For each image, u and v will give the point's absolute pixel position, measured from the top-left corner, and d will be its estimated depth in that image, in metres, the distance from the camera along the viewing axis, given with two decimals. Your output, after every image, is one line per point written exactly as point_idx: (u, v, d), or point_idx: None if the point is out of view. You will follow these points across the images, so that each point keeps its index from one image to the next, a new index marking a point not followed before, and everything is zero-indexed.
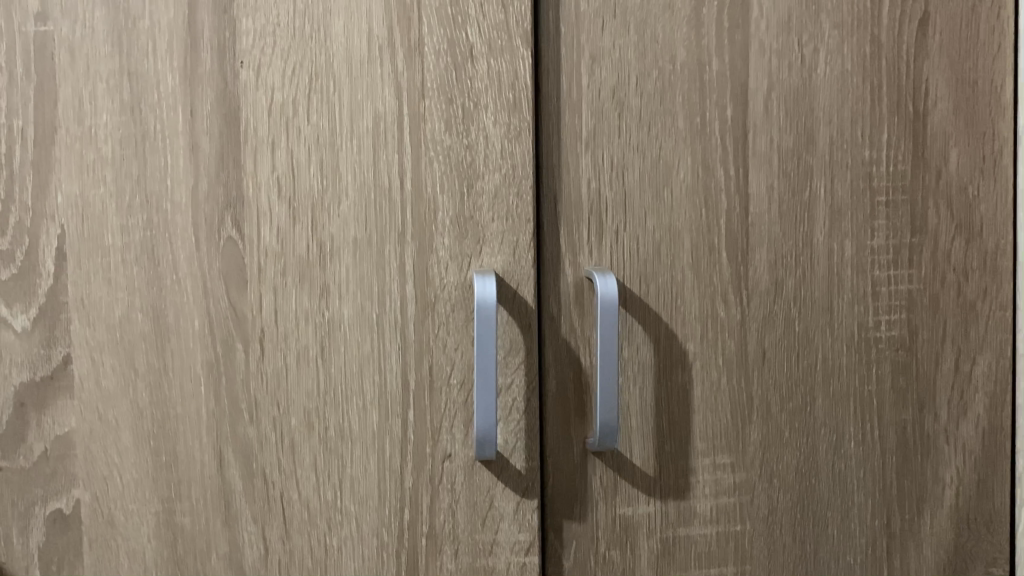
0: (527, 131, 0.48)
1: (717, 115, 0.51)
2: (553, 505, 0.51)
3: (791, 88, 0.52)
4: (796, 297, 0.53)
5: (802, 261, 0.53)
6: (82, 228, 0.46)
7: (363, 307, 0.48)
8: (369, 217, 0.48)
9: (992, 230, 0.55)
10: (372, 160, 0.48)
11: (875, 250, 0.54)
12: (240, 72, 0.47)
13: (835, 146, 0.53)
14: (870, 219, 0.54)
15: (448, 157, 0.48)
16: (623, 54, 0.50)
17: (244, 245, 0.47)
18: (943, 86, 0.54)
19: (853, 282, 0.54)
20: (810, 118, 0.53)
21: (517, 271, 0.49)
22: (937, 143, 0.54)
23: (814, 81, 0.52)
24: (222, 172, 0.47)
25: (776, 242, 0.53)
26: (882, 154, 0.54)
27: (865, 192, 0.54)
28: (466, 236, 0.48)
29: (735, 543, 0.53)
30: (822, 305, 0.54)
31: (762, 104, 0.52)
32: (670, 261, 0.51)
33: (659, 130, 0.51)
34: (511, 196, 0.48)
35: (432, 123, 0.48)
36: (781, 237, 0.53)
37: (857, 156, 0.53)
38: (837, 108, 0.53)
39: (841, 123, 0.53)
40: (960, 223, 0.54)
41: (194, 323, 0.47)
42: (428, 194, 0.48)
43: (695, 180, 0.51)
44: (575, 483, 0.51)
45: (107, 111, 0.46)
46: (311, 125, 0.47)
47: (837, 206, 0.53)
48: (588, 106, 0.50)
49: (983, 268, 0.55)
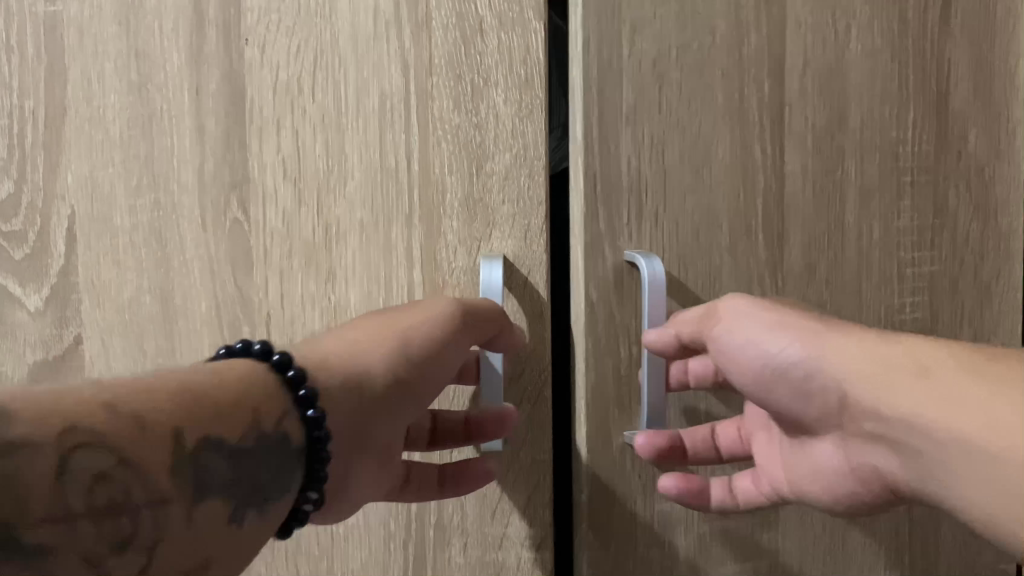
0: (540, 109, 0.46)
1: (756, 91, 0.48)
2: (589, 499, 0.49)
3: (824, 66, 0.48)
4: (829, 283, 0.49)
5: (833, 243, 0.49)
6: (92, 209, 0.46)
7: (370, 292, 0.47)
8: (375, 199, 0.46)
9: (1008, 211, 0.51)
10: (379, 140, 0.46)
11: (901, 231, 0.50)
12: (245, 50, 0.46)
13: (866, 126, 0.49)
14: (896, 200, 0.50)
15: (457, 137, 0.46)
16: (663, 25, 0.47)
17: (250, 226, 0.46)
18: (965, 65, 0.50)
19: (883, 263, 0.50)
20: (842, 96, 0.49)
21: (528, 256, 0.46)
22: (958, 124, 0.50)
23: (848, 58, 0.49)
24: (227, 153, 0.46)
25: (808, 224, 0.49)
26: (908, 134, 0.50)
27: (892, 173, 0.50)
28: (475, 218, 0.46)
29: (769, 534, 0.51)
30: (852, 290, 0.50)
31: (797, 81, 0.48)
32: (708, 246, 0.48)
33: (698, 106, 0.47)
34: (522, 176, 0.46)
35: (440, 101, 0.46)
36: (813, 219, 0.49)
37: (885, 135, 0.49)
38: (869, 85, 0.49)
39: (873, 102, 0.49)
40: (978, 206, 0.51)
41: (201, 306, 0.47)
42: (436, 176, 0.46)
43: (733, 159, 0.48)
44: (611, 476, 0.49)
45: (115, 91, 0.46)
46: (317, 105, 0.46)
47: (867, 186, 0.49)
48: (629, 80, 0.47)
49: (998, 250, 0.51)
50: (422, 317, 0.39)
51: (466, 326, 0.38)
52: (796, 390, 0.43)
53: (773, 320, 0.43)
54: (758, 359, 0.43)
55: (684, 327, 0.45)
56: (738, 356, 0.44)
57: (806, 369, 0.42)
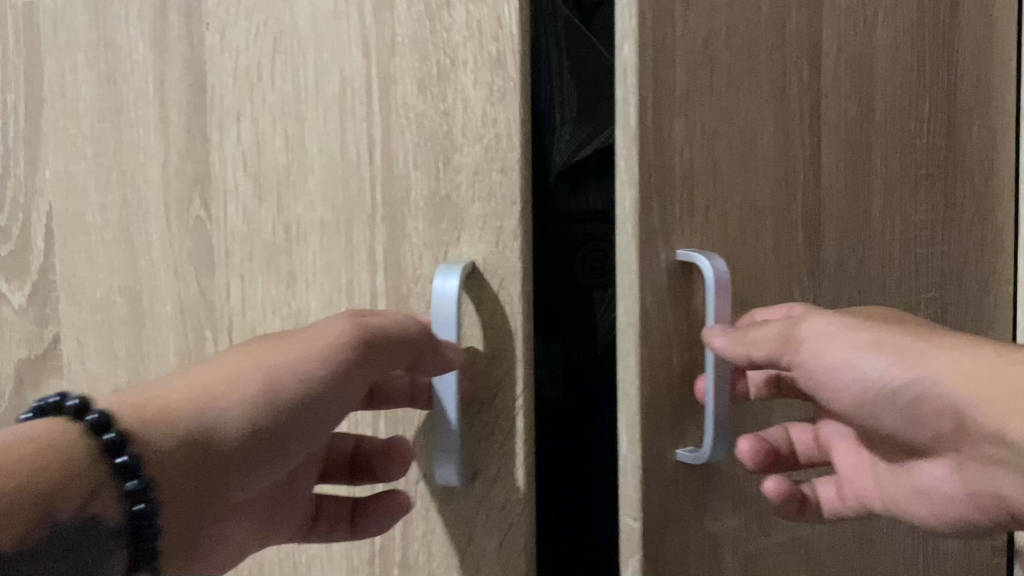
0: (514, 92, 0.39)
1: (795, 78, 0.41)
2: (644, 528, 0.38)
3: (854, 53, 0.43)
4: (857, 279, 0.44)
5: (863, 239, 0.44)
6: (67, 205, 0.45)
7: (332, 299, 0.42)
8: (336, 197, 0.41)
9: (1002, 204, 0.49)
10: (339, 131, 0.41)
11: (917, 226, 0.46)
12: (205, 35, 0.42)
13: (890, 117, 0.44)
14: (913, 193, 0.45)
15: (422, 126, 0.40)
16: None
17: (211, 225, 0.43)
18: (968, 58, 0.47)
19: (902, 261, 0.45)
20: (871, 86, 0.43)
21: (501, 263, 0.40)
22: (964, 119, 0.47)
23: (874, 44, 0.43)
24: (189, 146, 0.43)
25: (841, 218, 0.43)
26: (924, 124, 0.46)
27: (912, 166, 0.45)
28: (442, 219, 0.40)
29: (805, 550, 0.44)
30: (876, 287, 0.44)
31: (831, 68, 0.42)
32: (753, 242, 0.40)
33: (746, 90, 0.39)
34: (494, 171, 0.40)
35: (403, 85, 0.40)
36: (847, 212, 0.43)
37: (904, 126, 0.45)
38: (892, 74, 0.44)
39: (896, 92, 0.45)
40: (982, 202, 0.48)
41: (166, 308, 0.44)
42: (400, 171, 0.41)
43: (775, 150, 0.41)
44: (668, 502, 0.39)
45: (86, 83, 0.44)
46: (276, 93, 0.42)
47: (891, 179, 0.45)
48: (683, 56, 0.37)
49: (998, 243, 0.49)
50: (317, 349, 0.34)
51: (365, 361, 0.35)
52: (905, 415, 0.36)
53: (871, 337, 0.36)
54: (858, 383, 0.36)
55: (761, 348, 0.36)
56: (832, 381, 0.37)
57: (910, 390, 0.35)
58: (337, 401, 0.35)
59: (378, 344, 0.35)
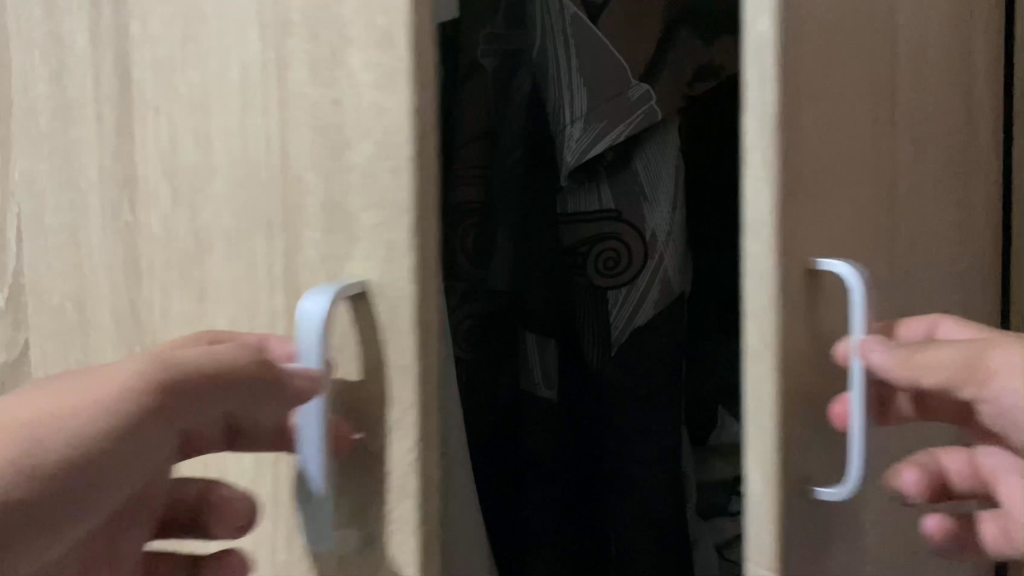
0: (406, 75, 0.32)
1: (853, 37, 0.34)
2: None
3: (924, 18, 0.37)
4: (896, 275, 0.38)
5: (893, 233, 0.37)
6: (29, 207, 0.43)
7: (238, 318, 0.37)
8: (239, 202, 0.36)
9: None
10: (241, 125, 0.36)
11: (948, 231, 0.40)
12: (128, 23, 0.38)
13: (937, 105, 0.38)
14: (948, 194, 0.40)
15: (315, 119, 0.34)
16: None
17: (137, 230, 0.39)
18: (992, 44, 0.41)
19: (939, 265, 0.40)
20: (920, 70, 0.38)
21: (392, 288, 0.32)
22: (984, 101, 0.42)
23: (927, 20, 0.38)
24: (119, 145, 0.40)
25: (896, 212, 0.37)
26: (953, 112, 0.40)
27: (950, 163, 0.40)
28: (335, 231, 0.34)
29: None
30: (885, 287, 0.38)
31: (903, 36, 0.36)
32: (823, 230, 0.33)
33: (825, 59, 0.32)
34: (386, 173, 0.32)
35: (295, 70, 0.34)
36: (877, 204, 0.36)
37: (943, 120, 0.39)
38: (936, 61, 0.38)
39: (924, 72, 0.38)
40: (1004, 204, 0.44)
41: (105, 318, 0.41)
42: (295, 172, 0.34)
43: (846, 127, 0.34)
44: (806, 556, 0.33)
45: (41, 79, 0.42)
46: (187, 83, 0.37)
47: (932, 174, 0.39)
48: None
49: None
50: (99, 394, 0.28)
51: (172, 399, 0.30)
52: None
53: None
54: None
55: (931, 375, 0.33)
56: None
57: None
58: (127, 455, 0.29)
59: (184, 375, 0.30)
